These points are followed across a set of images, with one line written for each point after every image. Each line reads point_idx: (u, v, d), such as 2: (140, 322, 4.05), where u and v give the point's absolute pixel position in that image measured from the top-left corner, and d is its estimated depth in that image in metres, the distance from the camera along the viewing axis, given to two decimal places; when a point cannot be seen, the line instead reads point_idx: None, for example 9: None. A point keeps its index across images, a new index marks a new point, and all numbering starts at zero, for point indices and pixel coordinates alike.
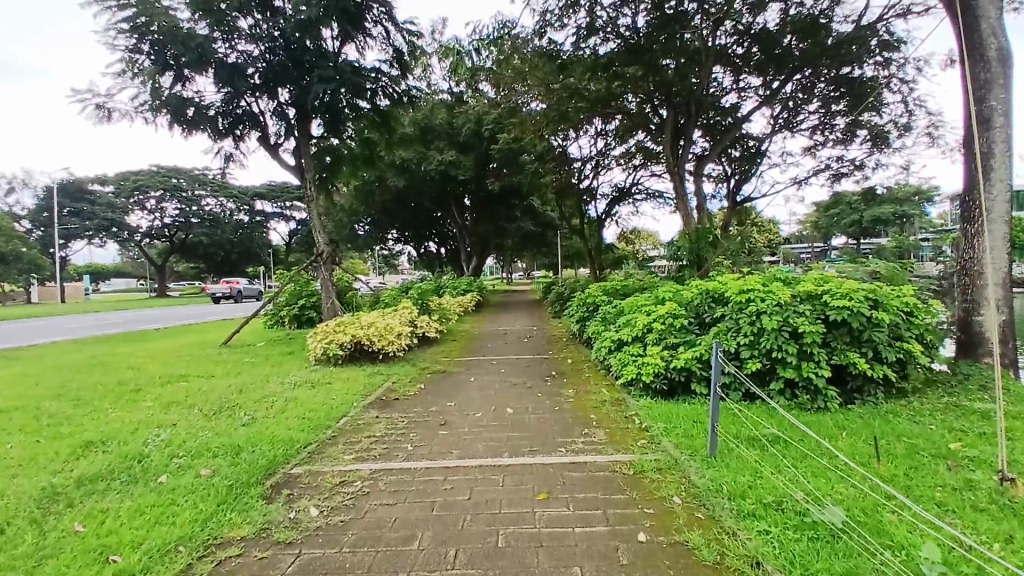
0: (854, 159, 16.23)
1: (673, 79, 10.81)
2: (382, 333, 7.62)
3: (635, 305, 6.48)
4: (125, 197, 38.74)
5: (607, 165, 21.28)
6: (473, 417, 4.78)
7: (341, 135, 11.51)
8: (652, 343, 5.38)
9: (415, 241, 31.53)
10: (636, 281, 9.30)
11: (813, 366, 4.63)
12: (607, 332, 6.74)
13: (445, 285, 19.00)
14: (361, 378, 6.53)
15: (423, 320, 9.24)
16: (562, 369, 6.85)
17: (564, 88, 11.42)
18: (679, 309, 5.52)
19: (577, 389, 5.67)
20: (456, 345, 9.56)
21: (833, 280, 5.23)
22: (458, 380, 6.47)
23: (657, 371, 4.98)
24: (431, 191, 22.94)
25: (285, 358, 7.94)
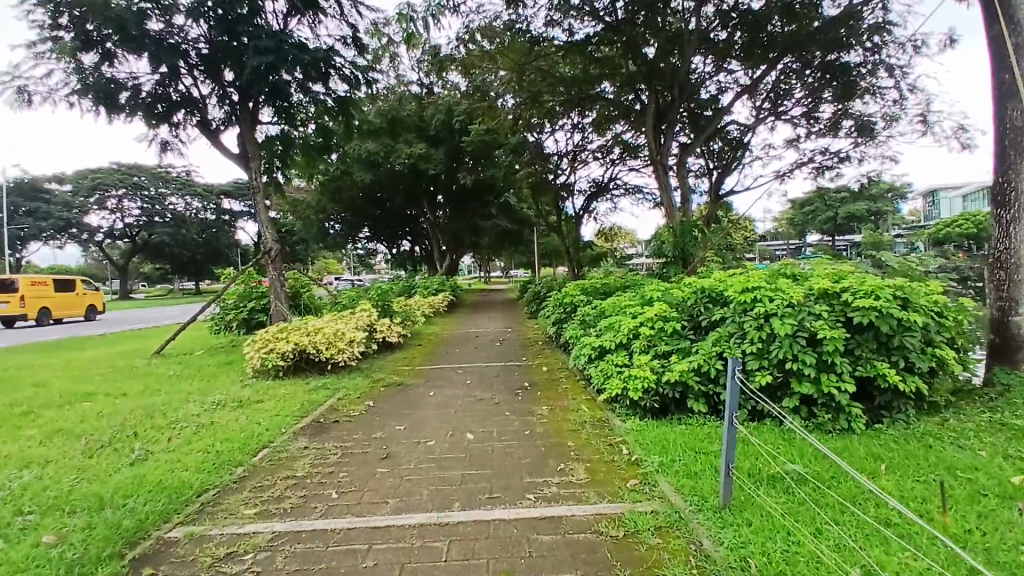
0: (839, 151, 15.65)
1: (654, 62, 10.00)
2: (332, 340, 6.68)
3: (619, 305, 5.64)
4: (83, 196, 36.82)
5: (585, 159, 20.49)
6: (425, 447, 3.87)
7: (293, 122, 10.50)
8: (640, 351, 4.54)
9: (388, 240, 30.45)
10: (617, 279, 8.48)
11: (835, 380, 3.84)
12: (586, 336, 5.88)
13: (415, 285, 18.04)
14: (302, 394, 5.60)
15: (383, 324, 8.31)
16: (537, 379, 5.98)
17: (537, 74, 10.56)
18: (670, 311, 4.69)
19: (552, 406, 4.80)
20: (420, 350, 8.64)
21: (850, 276, 4.44)
22: (415, 394, 5.55)
23: (647, 386, 4.14)
24: (401, 186, 21.92)
25: (219, 371, 6.96)
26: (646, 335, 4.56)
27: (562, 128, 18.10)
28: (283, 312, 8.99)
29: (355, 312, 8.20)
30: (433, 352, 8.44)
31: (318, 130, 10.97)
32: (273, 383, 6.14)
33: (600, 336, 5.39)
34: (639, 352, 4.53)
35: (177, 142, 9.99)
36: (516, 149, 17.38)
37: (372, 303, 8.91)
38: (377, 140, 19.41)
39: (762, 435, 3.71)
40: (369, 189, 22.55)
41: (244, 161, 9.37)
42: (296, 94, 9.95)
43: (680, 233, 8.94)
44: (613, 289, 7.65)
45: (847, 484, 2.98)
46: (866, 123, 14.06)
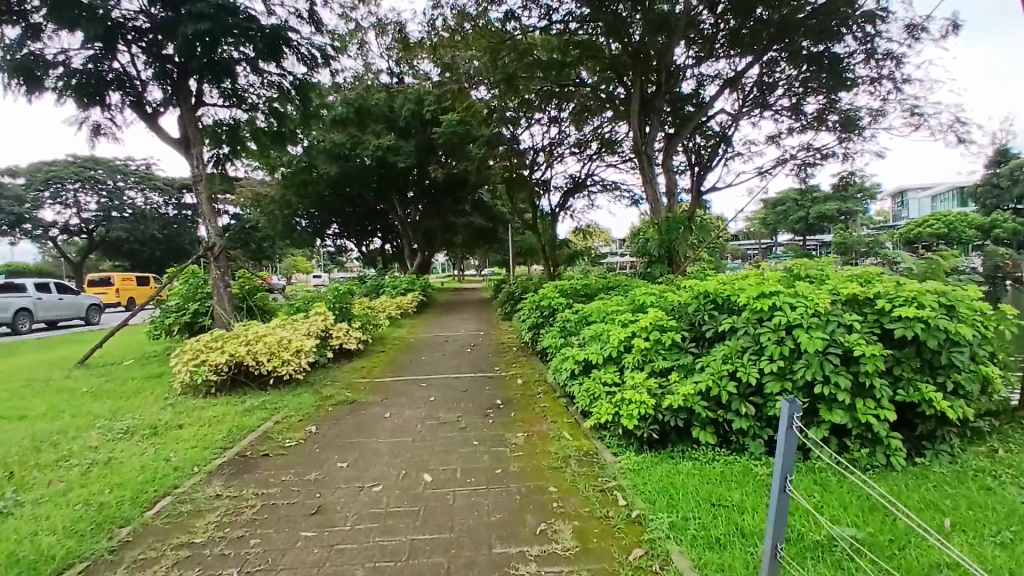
0: (821, 148, 15.22)
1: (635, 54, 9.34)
2: (275, 351, 5.82)
3: (604, 311, 4.89)
4: (35, 189, 34.74)
5: (561, 155, 19.81)
6: (369, 495, 3.05)
7: (241, 102, 9.55)
8: (633, 366, 3.78)
9: (358, 237, 29.38)
10: (597, 280, 7.76)
11: (873, 407, 3.16)
12: (566, 346, 5.11)
13: (383, 285, 17.12)
14: (233, 417, 4.75)
15: (339, 330, 7.45)
16: (510, 394, 5.20)
17: (511, 58, 9.78)
18: (667, 318, 3.96)
19: (529, 431, 4.04)
20: (382, 358, 7.81)
21: (879, 279, 3.77)
22: (368, 414, 4.71)
23: (644, 412, 3.38)
24: (370, 180, 20.96)
25: (145, 387, 6.05)
26: (639, 347, 3.81)
27: (537, 121, 17.36)
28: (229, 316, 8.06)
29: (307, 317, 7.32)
30: (397, 359, 7.63)
31: (271, 117, 10.03)
32: (203, 403, 5.26)
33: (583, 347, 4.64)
34: (631, 367, 3.78)
35: (111, 126, 9.02)
36: (489, 143, 16.58)
37: (329, 305, 8.02)
38: (344, 131, 18.41)
39: (789, 477, 3.00)
40: (337, 183, 21.53)
41: (185, 147, 8.40)
42: (240, 69, 8.98)
43: (664, 231, 8.25)
44: (598, 293, 6.88)
45: (915, 555, 2.29)
46: (851, 119, 13.62)
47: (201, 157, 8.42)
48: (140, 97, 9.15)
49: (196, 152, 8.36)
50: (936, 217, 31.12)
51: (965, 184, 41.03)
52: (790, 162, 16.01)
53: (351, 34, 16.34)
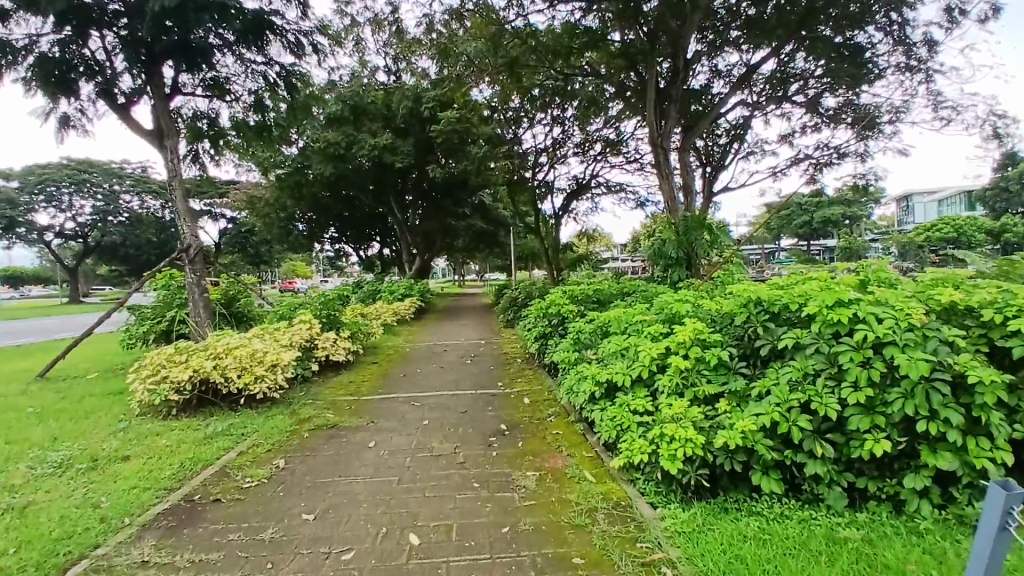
0: (837, 146, 14.51)
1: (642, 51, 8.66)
2: (248, 366, 5.11)
3: (627, 321, 4.16)
4: (27, 194, 33.85)
5: (564, 155, 19.13)
6: (337, 565, 2.33)
7: (223, 93, 8.80)
8: (670, 391, 3.06)
9: (356, 241, 28.70)
10: (608, 285, 7.05)
11: (994, 451, 2.44)
12: (579, 361, 4.39)
13: (380, 290, 16.42)
14: (188, 447, 4.04)
15: (325, 340, 6.73)
16: (516, 417, 4.48)
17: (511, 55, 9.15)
18: (710, 332, 3.24)
19: (542, 467, 3.32)
20: (373, 370, 7.09)
21: (975, 287, 3.07)
22: (350, 442, 4.00)
23: (692, 453, 2.64)
24: (367, 181, 20.29)
25: (101, 407, 5.34)
26: (677, 367, 3.09)
27: (540, 121, 16.69)
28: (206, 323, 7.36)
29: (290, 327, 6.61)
30: (390, 372, 6.92)
31: (253, 108, 9.36)
32: (160, 427, 4.56)
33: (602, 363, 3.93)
34: (668, 391, 3.06)
35: (80, 118, 8.40)
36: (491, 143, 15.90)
37: (314, 312, 7.28)
38: (339, 131, 17.73)
39: (889, 546, 2.29)
40: (333, 185, 20.86)
41: (159, 139, 7.70)
42: (217, 52, 8.27)
43: (680, 231, 7.54)
44: (612, 300, 6.16)
45: None
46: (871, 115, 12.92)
47: (177, 151, 7.72)
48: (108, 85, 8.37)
49: (170, 145, 7.66)
50: (944, 221, 30.46)
51: (972, 187, 40.30)
52: (803, 162, 15.30)
53: (346, 30, 15.70)
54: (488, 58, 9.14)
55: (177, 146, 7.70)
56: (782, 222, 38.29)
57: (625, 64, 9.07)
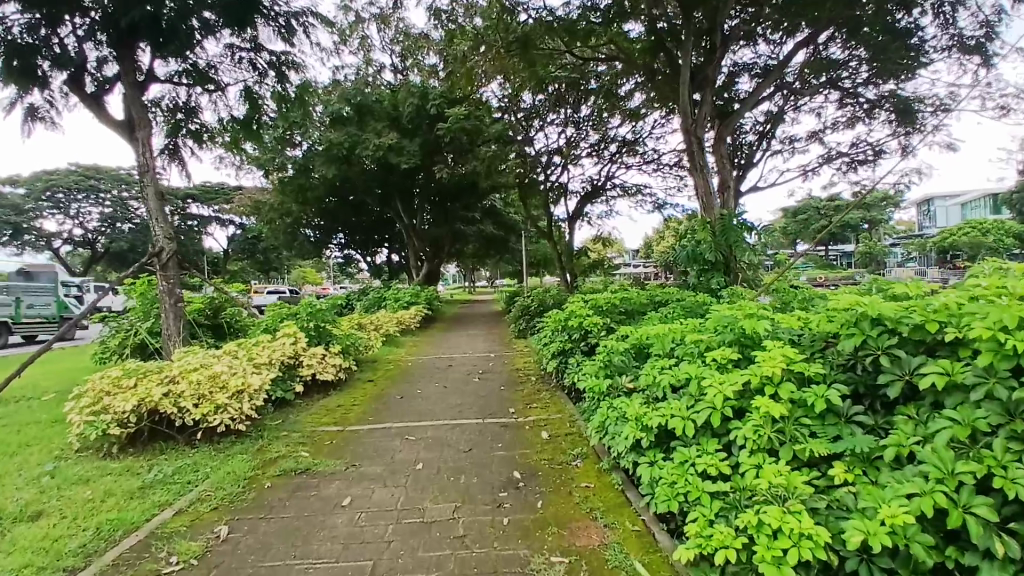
0: (873, 143, 13.47)
1: (669, 38, 7.74)
2: (207, 392, 4.24)
3: (677, 340, 3.27)
4: (34, 200, 33.29)
5: (577, 157, 18.24)
6: None
7: (204, 82, 7.90)
8: (760, 445, 2.18)
9: (364, 247, 27.94)
10: (635, 293, 6.13)
11: None
12: (613, 388, 3.47)
13: (384, 297, 15.59)
14: (118, 505, 3.20)
15: (311, 356, 5.88)
16: (533, 459, 3.58)
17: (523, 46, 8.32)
18: (804, 362, 2.35)
19: (570, 545, 2.42)
20: (368, 389, 6.23)
21: None
22: (320, 496, 3.13)
23: (806, 556, 1.73)
24: (373, 183, 19.48)
25: (40, 439, 4.50)
26: (765, 410, 2.20)
27: (553, 121, 15.83)
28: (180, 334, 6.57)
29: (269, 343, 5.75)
30: (386, 392, 6.02)
31: (241, 98, 8.55)
32: (93, 471, 3.74)
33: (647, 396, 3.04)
34: (755, 445, 2.18)
35: (49, 108, 7.61)
36: (501, 142, 15.04)
37: (300, 322, 6.37)
38: (343, 131, 16.95)
39: None
40: (339, 187, 20.09)
41: (130, 131, 6.92)
42: (195, 34, 7.36)
43: (716, 233, 6.57)
44: (645, 312, 5.20)
45: None
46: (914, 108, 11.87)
47: (149, 143, 6.93)
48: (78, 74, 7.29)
49: (141, 137, 6.87)
50: (973, 224, 28.99)
51: (998, 189, 38.85)
52: (835, 161, 14.27)
53: (351, 26, 15.00)
54: (499, 43, 8.28)
55: (150, 138, 6.90)
56: (801, 228, 37.07)
57: (650, 51, 8.16)
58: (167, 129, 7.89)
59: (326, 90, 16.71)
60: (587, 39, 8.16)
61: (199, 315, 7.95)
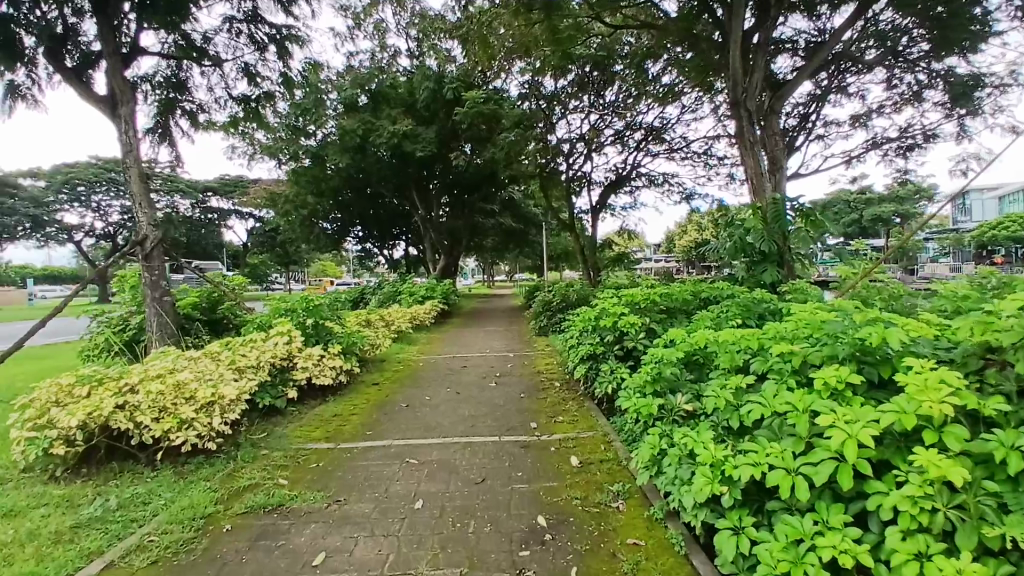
0: (925, 127, 12.44)
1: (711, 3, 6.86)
2: (170, 404, 3.59)
3: (755, 353, 2.51)
4: (54, 193, 33.03)
5: (601, 145, 17.38)
6: None
7: (199, 57, 7.25)
8: (916, 521, 1.48)
9: (381, 241, 27.33)
10: (675, 287, 5.32)
11: None
12: (668, 408, 2.71)
13: (399, 292, 14.89)
14: (34, 553, 2.52)
15: (306, 358, 5.19)
16: (565, 496, 2.84)
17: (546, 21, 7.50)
18: (979, 398, 1.60)
19: None
20: (371, 394, 5.53)
21: None
22: (289, 548, 2.43)
23: None
24: (388, 174, 18.80)
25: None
26: (931, 469, 1.50)
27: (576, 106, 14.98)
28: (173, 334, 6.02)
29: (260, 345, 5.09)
30: (390, 398, 5.31)
31: (239, 74, 7.90)
32: (25, 500, 3.08)
33: (728, 430, 2.31)
34: (909, 520, 1.49)
35: (32, 84, 7.03)
36: (522, 130, 14.25)
37: (296, 319, 5.68)
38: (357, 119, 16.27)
39: None
40: (354, 178, 19.44)
41: (112, 106, 6.36)
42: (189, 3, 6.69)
43: (767, 220, 5.75)
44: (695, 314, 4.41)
45: None
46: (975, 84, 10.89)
47: (133, 120, 6.37)
48: (59, 45, 6.61)
49: (123, 113, 6.30)
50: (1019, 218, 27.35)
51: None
52: (881, 147, 13.28)
53: (366, 9, 14.29)
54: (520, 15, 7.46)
55: (134, 114, 6.33)
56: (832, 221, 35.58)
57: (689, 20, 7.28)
58: (157, 108, 7.39)
59: (339, 76, 16.03)
60: (619, 9, 7.31)
61: (190, 312, 7.31)
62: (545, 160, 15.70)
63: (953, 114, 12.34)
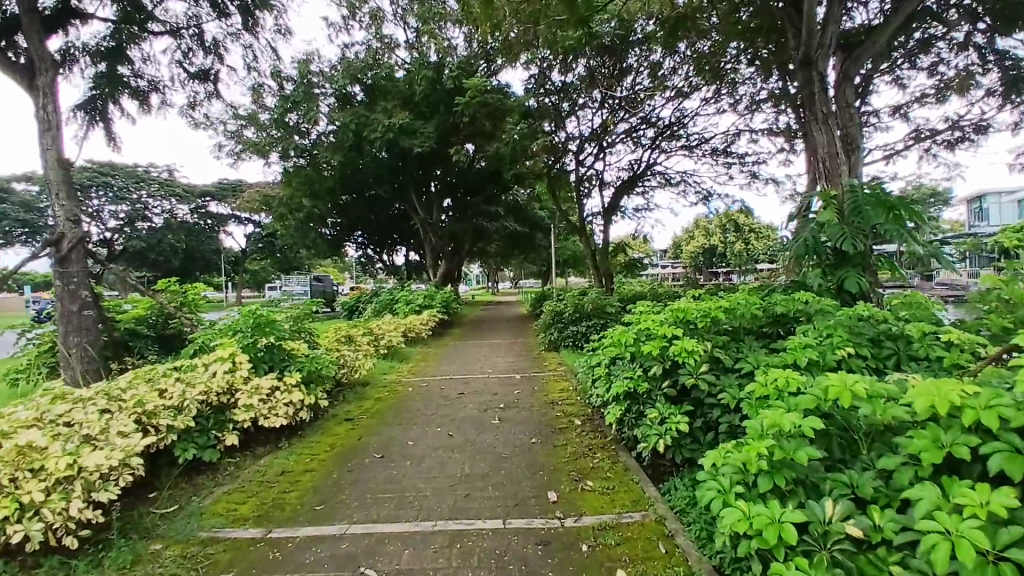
0: (978, 117, 11.18)
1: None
2: (16, 481, 2.45)
3: (998, 455, 1.35)
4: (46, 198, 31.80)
5: (614, 143, 16.21)
6: None
7: (145, 23, 6.14)
8: None
9: (380, 246, 26.15)
10: (731, 296, 4.09)
11: None
12: (814, 533, 1.53)
13: (396, 301, 13.68)
14: None
15: (249, 390, 3.99)
16: None
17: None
18: None
19: None
20: (338, 434, 4.30)
21: None
22: None
23: None
24: (386, 174, 17.64)
25: None
26: None
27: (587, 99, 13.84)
28: (89, 372, 4.84)
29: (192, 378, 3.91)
30: (363, 442, 4.08)
31: (198, 46, 6.78)
32: None
33: None
34: None
35: None
36: (528, 123, 13.11)
37: (243, 339, 4.48)
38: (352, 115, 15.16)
39: None
40: (350, 178, 18.30)
41: (29, 76, 5.34)
42: None
43: (844, 215, 4.52)
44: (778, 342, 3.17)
45: None
46: None
47: (54, 93, 5.33)
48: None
49: (43, 84, 5.26)
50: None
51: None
52: (925, 141, 12.04)
53: None
54: None
55: (57, 85, 5.32)
56: None
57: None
58: (97, 83, 6.27)
59: (332, 68, 14.92)
60: None
61: (134, 327, 6.10)
62: (553, 158, 14.50)
63: (1007, 103, 11.07)
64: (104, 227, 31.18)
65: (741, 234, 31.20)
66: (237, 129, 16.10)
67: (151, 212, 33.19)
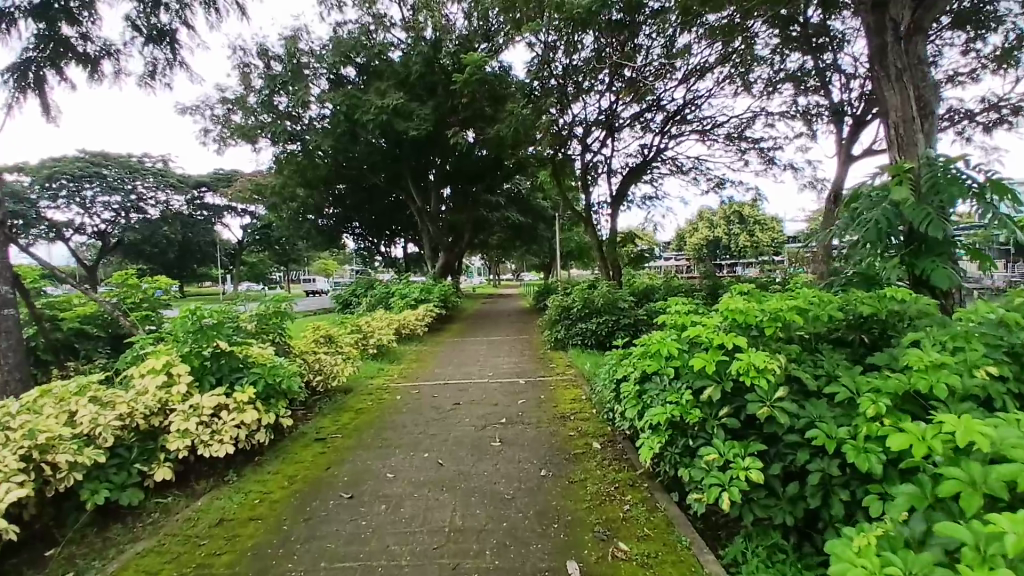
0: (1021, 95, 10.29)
1: None
2: None
3: None
4: None
5: (621, 128, 15.34)
6: None
7: None
8: None
9: (378, 237, 25.32)
10: (787, 291, 3.27)
11: None
12: None
13: (392, 295, 12.90)
14: None
15: (184, 412, 3.18)
16: None
17: None
18: None
19: None
20: (301, 462, 3.49)
21: None
22: None
23: None
24: (381, 161, 16.79)
25: None
26: None
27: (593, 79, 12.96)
28: (8, 383, 4.04)
29: (111, 398, 3.13)
30: (330, 475, 3.25)
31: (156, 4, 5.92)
32: None
33: None
34: None
35: None
36: (531, 105, 12.28)
37: (179, 346, 3.62)
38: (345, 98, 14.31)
39: None
40: (344, 166, 17.45)
41: None
42: None
43: (921, 194, 3.66)
44: (874, 357, 2.38)
45: None
46: None
47: None
48: None
49: None
50: None
51: None
52: (960, 122, 11.15)
53: None
54: None
55: None
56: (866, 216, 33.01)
57: None
58: (37, 44, 5.46)
59: (323, 48, 14.01)
60: None
61: (79, 327, 5.32)
62: (557, 146, 13.65)
63: None
64: (99, 220, 30.27)
65: (746, 225, 30.33)
66: (225, 113, 15.24)
67: (146, 203, 32.18)
